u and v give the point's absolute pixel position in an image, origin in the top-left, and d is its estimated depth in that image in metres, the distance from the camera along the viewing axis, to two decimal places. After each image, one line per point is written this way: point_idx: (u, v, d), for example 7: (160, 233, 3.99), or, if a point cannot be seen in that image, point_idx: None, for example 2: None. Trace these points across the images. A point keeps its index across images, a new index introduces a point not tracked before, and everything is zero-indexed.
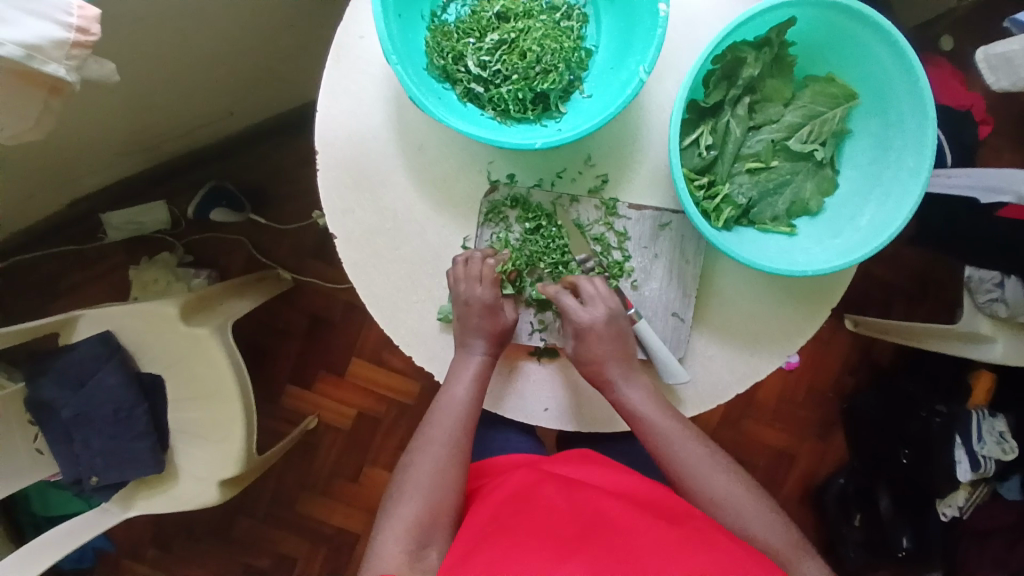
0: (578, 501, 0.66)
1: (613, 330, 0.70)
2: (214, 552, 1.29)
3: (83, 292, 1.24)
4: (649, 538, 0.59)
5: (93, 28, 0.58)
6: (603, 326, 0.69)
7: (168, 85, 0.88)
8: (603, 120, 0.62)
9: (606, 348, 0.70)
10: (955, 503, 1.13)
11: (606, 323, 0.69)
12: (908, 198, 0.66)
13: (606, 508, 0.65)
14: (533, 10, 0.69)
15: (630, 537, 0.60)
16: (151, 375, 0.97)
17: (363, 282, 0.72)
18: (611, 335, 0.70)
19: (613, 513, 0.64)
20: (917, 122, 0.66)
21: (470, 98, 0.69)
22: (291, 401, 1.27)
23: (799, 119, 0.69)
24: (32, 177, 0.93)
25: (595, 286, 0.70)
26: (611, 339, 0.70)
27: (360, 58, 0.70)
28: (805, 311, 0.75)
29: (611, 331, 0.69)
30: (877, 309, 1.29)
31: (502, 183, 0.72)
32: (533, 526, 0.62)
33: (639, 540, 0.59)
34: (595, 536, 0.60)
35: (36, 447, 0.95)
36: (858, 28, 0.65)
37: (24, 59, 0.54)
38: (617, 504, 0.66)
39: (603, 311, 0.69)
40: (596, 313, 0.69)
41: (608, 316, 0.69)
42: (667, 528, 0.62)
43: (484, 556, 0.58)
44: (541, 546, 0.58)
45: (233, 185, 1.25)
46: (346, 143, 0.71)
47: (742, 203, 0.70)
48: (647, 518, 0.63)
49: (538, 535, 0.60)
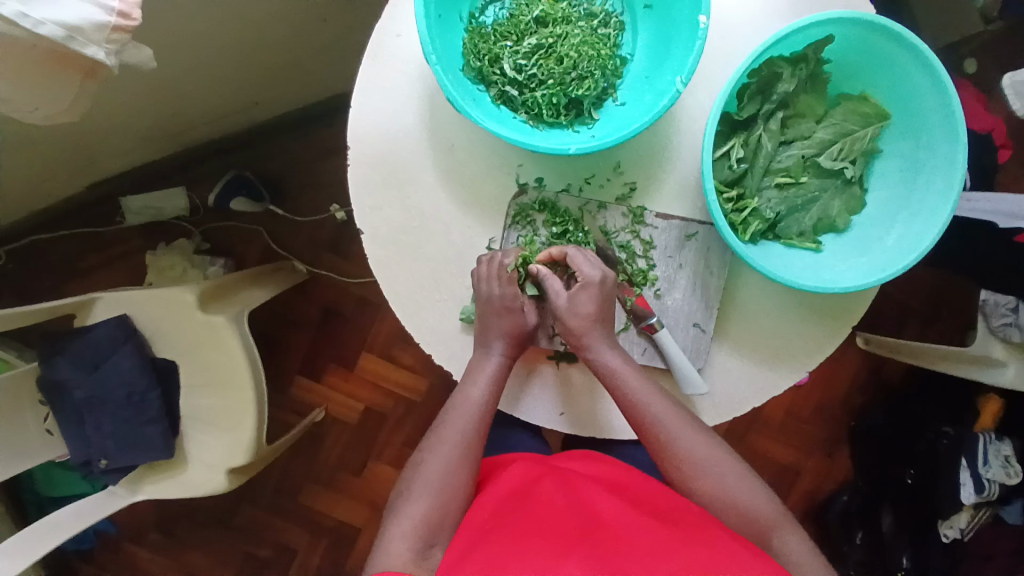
0: (577, 499, 0.65)
1: (599, 292, 0.69)
2: (215, 539, 1.29)
3: (97, 274, 1.24)
4: (648, 535, 0.59)
5: (134, 14, 0.57)
6: (591, 285, 0.68)
7: (199, 72, 0.88)
8: (637, 129, 0.62)
9: (592, 310, 0.69)
10: (957, 525, 1.12)
11: (596, 286, 0.69)
12: (937, 221, 0.66)
13: (607, 506, 0.64)
14: (571, 16, 0.69)
15: (628, 535, 0.59)
16: (165, 361, 0.97)
17: (387, 278, 0.73)
18: (597, 297, 0.69)
19: (614, 511, 0.63)
20: (950, 145, 0.66)
21: (504, 101, 0.68)
22: (299, 392, 1.27)
23: (831, 136, 0.69)
24: (57, 157, 0.93)
25: (587, 257, 0.70)
26: (597, 304, 0.69)
27: (397, 56, 0.71)
28: (826, 328, 0.75)
29: (598, 293, 0.69)
30: (888, 328, 1.29)
31: (530, 186, 0.72)
32: (532, 522, 0.62)
33: (636, 538, 0.58)
34: (592, 534, 0.59)
35: (46, 428, 0.95)
36: (896, 49, 0.66)
37: (64, 40, 0.54)
38: (616, 501, 0.65)
39: (593, 271, 0.69)
40: (586, 271, 0.69)
41: (598, 275, 0.69)
42: (666, 527, 0.61)
43: (483, 552, 0.58)
44: (537, 543, 0.58)
45: (253, 174, 1.25)
46: (377, 139, 0.71)
47: (770, 217, 0.70)
48: (646, 515, 0.63)
49: (535, 532, 0.60)
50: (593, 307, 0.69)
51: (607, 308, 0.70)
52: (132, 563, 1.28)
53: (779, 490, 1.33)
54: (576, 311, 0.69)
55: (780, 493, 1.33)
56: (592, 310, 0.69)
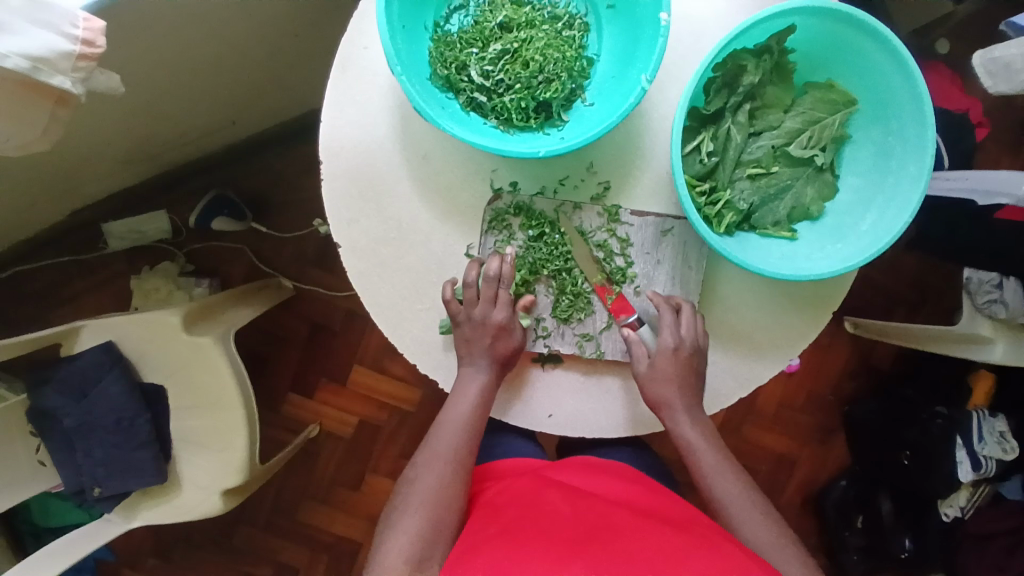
0: (582, 508, 0.66)
1: (679, 358, 0.70)
2: (214, 561, 1.28)
3: (83, 300, 1.24)
4: (651, 544, 0.60)
5: (99, 41, 0.57)
6: (670, 353, 0.70)
7: (172, 96, 0.89)
8: (605, 129, 0.63)
9: (669, 374, 0.71)
10: (957, 504, 1.13)
11: (677, 352, 0.70)
12: (909, 204, 0.67)
13: (612, 515, 0.65)
14: (536, 19, 0.70)
15: (633, 542, 0.60)
16: (153, 385, 0.97)
17: (367, 290, 0.73)
18: (675, 362, 0.70)
19: (618, 520, 0.64)
20: (917, 128, 0.67)
21: (473, 107, 0.69)
22: (292, 409, 1.27)
23: (800, 125, 0.70)
24: (34, 186, 0.94)
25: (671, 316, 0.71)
26: (675, 368, 0.71)
27: (366, 68, 0.71)
28: (808, 316, 0.75)
29: (676, 360, 0.71)
30: (877, 312, 1.30)
31: (505, 191, 0.72)
32: (539, 527, 0.63)
33: (640, 546, 0.59)
34: (597, 541, 0.60)
35: (38, 459, 0.96)
36: (857, 35, 0.66)
37: (30, 71, 0.54)
38: (619, 512, 0.66)
39: (674, 338, 0.70)
40: (669, 338, 0.70)
41: (677, 344, 0.70)
42: (670, 536, 0.62)
43: (490, 555, 0.59)
44: (541, 549, 0.58)
45: (234, 194, 1.25)
46: (351, 152, 0.71)
47: (743, 209, 0.70)
48: (649, 525, 0.64)
49: (540, 537, 0.61)
50: (669, 372, 0.71)
51: (688, 370, 0.71)
52: None
53: (775, 479, 1.33)
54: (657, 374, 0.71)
55: (778, 482, 1.33)
56: (670, 372, 0.71)
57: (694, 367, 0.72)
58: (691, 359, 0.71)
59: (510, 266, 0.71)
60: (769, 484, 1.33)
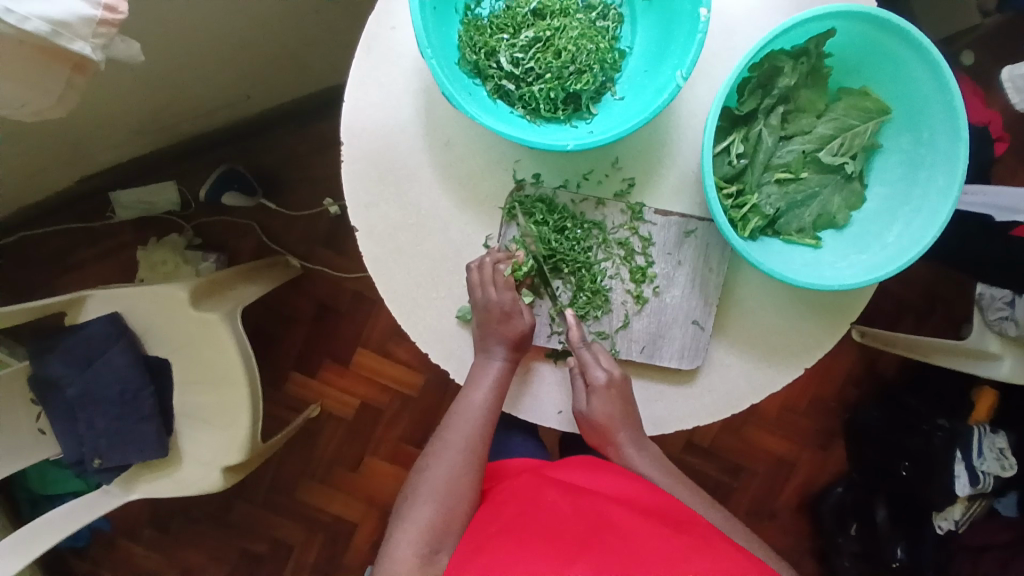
0: (583, 506, 0.64)
1: (612, 392, 0.71)
2: (211, 534, 1.28)
3: (89, 268, 1.23)
4: (647, 551, 0.58)
5: (121, 7, 0.55)
6: (602, 389, 0.70)
7: (189, 66, 0.87)
8: (635, 125, 0.61)
9: (604, 409, 0.71)
10: (952, 517, 1.12)
11: (610, 386, 0.70)
12: (936, 219, 0.66)
13: (613, 513, 0.63)
14: (570, 8, 0.68)
15: (628, 546, 0.58)
16: (158, 359, 0.96)
17: (383, 277, 0.72)
18: (609, 397, 0.71)
19: (620, 520, 0.62)
20: (951, 141, 0.66)
21: (500, 95, 0.68)
22: (294, 388, 1.27)
23: (831, 131, 0.68)
24: (43, 151, 0.92)
25: (598, 356, 0.71)
26: (611, 402, 0.71)
27: (393, 49, 0.69)
28: (826, 325, 0.74)
29: (611, 394, 0.71)
30: (885, 322, 1.30)
31: (527, 182, 0.71)
32: (540, 528, 0.61)
33: (635, 551, 0.57)
34: (593, 544, 0.58)
35: (39, 427, 0.95)
36: (896, 43, 0.65)
37: (50, 35, 0.52)
38: (621, 511, 0.64)
39: (604, 373, 0.70)
40: (599, 374, 0.70)
41: (607, 378, 0.70)
42: (670, 540, 0.59)
43: (489, 557, 0.58)
44: (536, 549, 0.57)
45: (246, 169, 1.24)
46: (373, 135, 0.70)
47: (769, 213, 0.69)
48: (650, 527, 0.61)
49: (536, 537, 0.59)
50: (606, 409, 0.71)
51: (624, 400, 0.72)
52: (127, 560, 1.28)
53: (774, 483, 1.33)
54: (591, 411, 0.71)
55: (776, 485, 1.33)
56: (606, 406, 0.71)
57: (628, 396, 0.72)
58: (624, 388, 0.72)
59: (510, 265, 0.69)
60: (767, 486, 1.33)
